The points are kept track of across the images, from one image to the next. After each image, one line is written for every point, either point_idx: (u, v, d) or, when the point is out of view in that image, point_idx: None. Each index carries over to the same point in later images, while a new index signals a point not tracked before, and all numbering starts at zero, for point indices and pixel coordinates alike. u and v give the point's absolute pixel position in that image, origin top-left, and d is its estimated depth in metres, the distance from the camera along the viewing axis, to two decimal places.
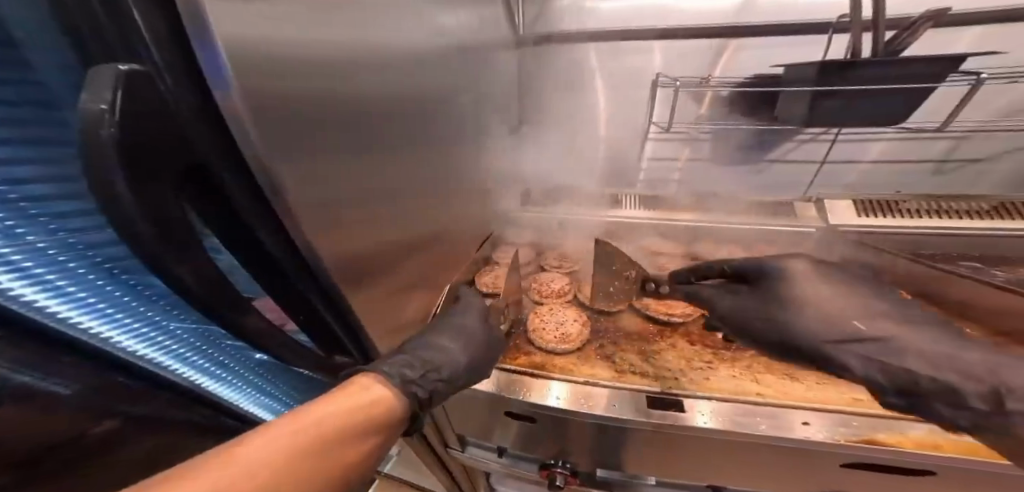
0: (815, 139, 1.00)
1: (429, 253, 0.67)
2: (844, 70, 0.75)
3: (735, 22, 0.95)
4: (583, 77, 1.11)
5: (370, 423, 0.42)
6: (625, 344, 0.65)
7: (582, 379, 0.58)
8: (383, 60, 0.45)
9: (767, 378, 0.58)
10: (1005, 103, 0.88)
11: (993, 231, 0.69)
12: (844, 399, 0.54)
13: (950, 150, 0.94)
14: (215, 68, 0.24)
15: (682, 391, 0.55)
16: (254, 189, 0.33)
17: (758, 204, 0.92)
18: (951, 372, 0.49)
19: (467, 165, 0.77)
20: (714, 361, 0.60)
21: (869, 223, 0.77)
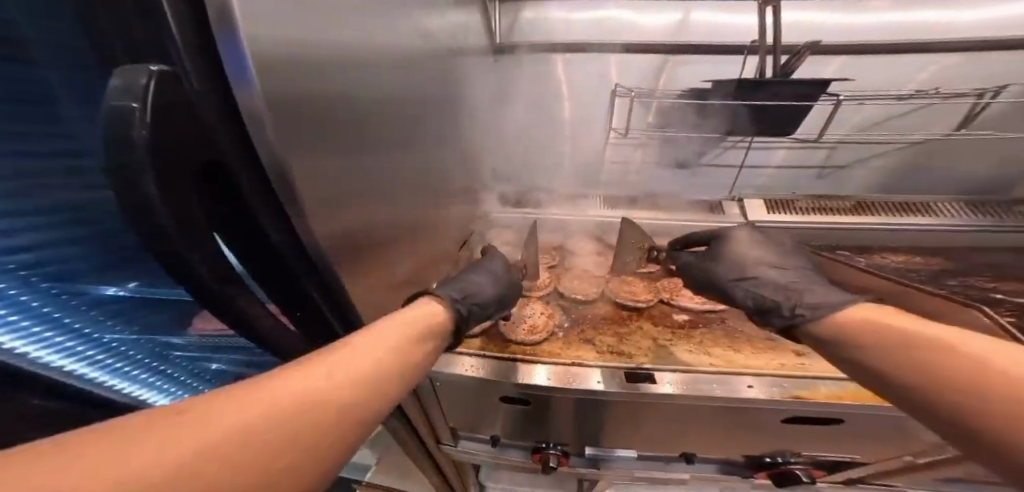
0: (733, 146, 1.19)
1: (416, 246, 0.68)
2: (755, 88, 0.90)
3: (673, 41, 1.09)
4: (549, 86, 1.20)
5: (424, 330, 0.48)
6: (601, 328, 0.72)
7: (568, 361, 0.64)
8: (375, 59, 0.47)
9: (718, 351, 0.67)
10: (858, 121, 1.15)
11: (857, 224, 0.90)
12: (771, 364, 0.64)
13: (827, 158, 1.19)
14: (239, 70, 0.28)
15: (653, 365, 0.63)
16: (262, 175, 0.36)
17: (694, 202, 1.07)
18: (784, 296, 0.61)
19: (450, 165, 0.79)
20: (675, 337, 0.70)
21: (778, 217, 0.95)
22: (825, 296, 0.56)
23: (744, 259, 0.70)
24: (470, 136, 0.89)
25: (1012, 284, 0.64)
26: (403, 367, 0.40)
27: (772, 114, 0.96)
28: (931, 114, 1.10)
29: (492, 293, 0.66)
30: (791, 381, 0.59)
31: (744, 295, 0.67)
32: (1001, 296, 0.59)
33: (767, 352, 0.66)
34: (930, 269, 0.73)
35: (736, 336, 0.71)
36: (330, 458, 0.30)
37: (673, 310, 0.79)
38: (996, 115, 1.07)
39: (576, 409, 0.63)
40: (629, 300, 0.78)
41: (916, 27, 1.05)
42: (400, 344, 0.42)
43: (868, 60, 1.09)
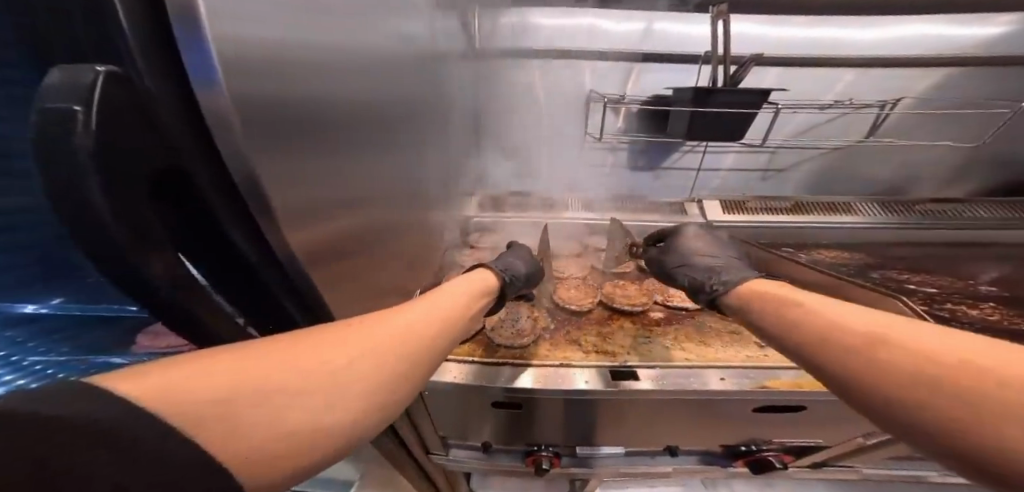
0: (692, 151, 1.29)
1: (397, 250, 0.64)
2: (708, 95, 0.92)
3: (640, 49, 1.15)
4: (526, 89, 1.23)
5: (458, 310, 0.58)
6: (584, 327, 0.75)
7: (556, 364, 0.65)
8: (370, 62, 0.43)
9: (691, 345, 0.72)
10: (795, 128, 1.27)
11: (798, 224, 1.01)
12: (740, 355, 0.69)
13: (770, 161, 1.32)
14: (203, 69, 0.22)
15: (636, 362, 0.66)
16: (230, 189, 0.29)
17: (660, 203, 1.14)
18: (705, 274, 0.72)
19: (431, 169, 0.76)
20: (652, 334, 0.74)
21: (732, 218, 1.04)
22: (739, 274, 0.67)
23: (688, 248, 0.80)
24: (449, 136, 0.86)
25: (918, 275, 0.77)
26: (410, 359, 0.44)
27: (710, 120, 0.98)
28: (851, 121, 1.25)
29: (525, 270, 0.79)
30: (757, 371, 0.64)
31: (687, 278, 0.76)
32: (913, 287, 0.71)
33: (732, 342, 0.72)
34: (857, 263, 0.84)
35: (705, 330, 0.76)
36: (346, 420, 0.34)
37: (652, 308, 0.81)
38: (899, 125, 1.26)
39: (565, 410, 0.64)
40: (613, 300, 0.80)
41: (841, 42, 1.17)
42: (412, 332, 0.46)
43: (799, 74, 1.20)
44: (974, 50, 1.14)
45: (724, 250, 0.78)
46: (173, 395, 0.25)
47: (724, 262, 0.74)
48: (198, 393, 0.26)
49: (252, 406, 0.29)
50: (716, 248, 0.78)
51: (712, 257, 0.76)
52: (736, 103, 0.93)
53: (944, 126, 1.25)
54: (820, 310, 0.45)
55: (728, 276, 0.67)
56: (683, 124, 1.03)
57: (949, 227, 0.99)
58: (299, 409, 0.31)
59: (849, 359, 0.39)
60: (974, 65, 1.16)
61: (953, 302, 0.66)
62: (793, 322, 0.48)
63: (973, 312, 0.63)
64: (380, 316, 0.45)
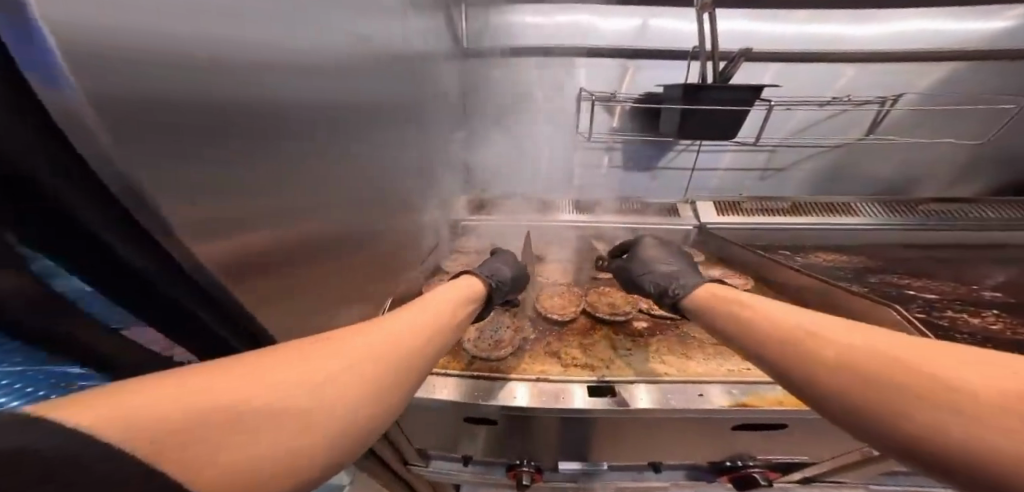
0: (687, 150, 1.26)
1: (360, 256, 0.62)
2: (697, 92, 0.89)
3: (635, 46, 1.12)
4: (516, 88, 1.22)
5: (444, 319, 0.54)
6: (563, 337, 0.70)
7: (531, 378, 0.60)
8: (308, 64, 0.42)
9: (671, 356, 0.66)
10: (794, 126, 1.23)
11: (795, 225, 0.98)
12: (725, 369, 0.63)
13: (768, 160, 1.28)
14: (32, 56, 0.16)
15: (615, 377, 0.61)
16: (98, 191, 0.24)
17: (652, 204, 1.11)
18: (667, 280, 0.73)
19: (396, 175, 0.75)
20: (634, 345, 0.68)
21: (727, 220, 1.00)
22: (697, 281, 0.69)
23: (648, 255, 0.82)
24: (414, 139, 0.85)
25: (918, 280, 0.74)
26: (400, 369, 0.40)
27: (702, 119, 0.95)
28: (851, 118, 1.21)
29: (510, 276, 0.77)
30: (739, 387, 0.59)
31: (651, 285, 0.74)
32: (912, 293, 0.67)
33: (717, 355, 0.66)
34: (855, 267, 0.81)
35: (690, 341, 0.69)
36: (330, 440, 0.30)
37: (636, 317, 0.76)
38: (902, 123, 1.21)
39: (542, 425, 0.61)
40: (594, 309, 0.75)
41: (837, 37, 1.13)
42: (399, 340, 0.42)
43: (796, 70, 1.17)
44: (979, 44, 1.10)
45: (677, 258, 0.82)
46: (117, 418, 0.20)
47: (683, 269, 0.76)
48: (154, 417, 0.21)
49: (214, 431, 0.23)
50: (672, 256, 0.82)
51: (670, 267, 0.78)
52: (728, 100, 0.90)
53: (949, 123, 1.21)
54: (808, 320, 0.43)
55: (688, 282, 0.69)
56: (673, 122, 1.00)
57: (955, 229, 0.95)
58: (269, 434, 0.26)
59: (819, 370, 0.37)
60: (979, 59, 1.12)
61: (953, 309, 0.62)
62: (772, 331, 0.45)
63: (974, 320, 0.59)
64: (360, 326, 0.41)
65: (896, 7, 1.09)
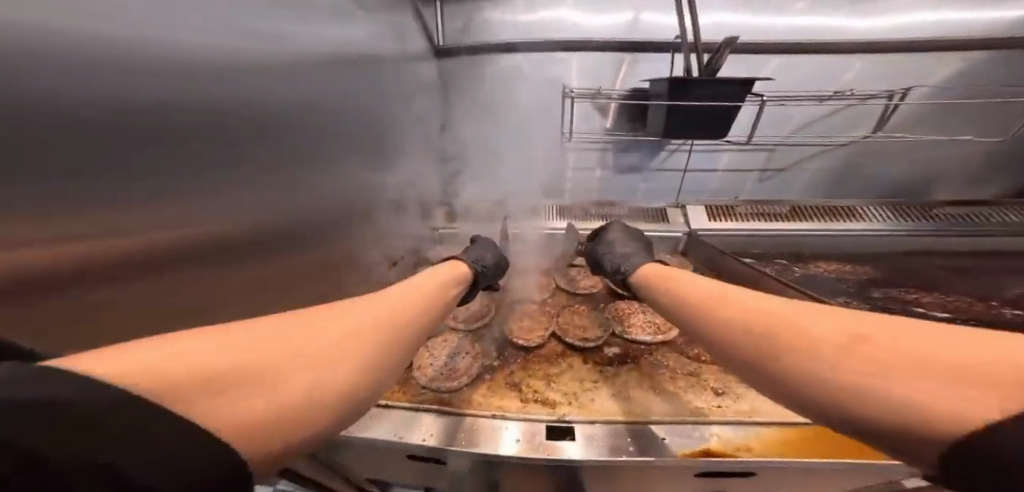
0: (679, 149, 1.19)
1: (265, 267, 0.60)
2: (684, 86, 0.83)
3: (628, 39, 1.07)
4: (501, 86, 1.17)
5: (439, 294, 0.55)
6: (528, 368, 0.63)
7: (484, 415, 0.53)
8: (184, 66, 0.41)
9: (640, 392, 0.59)
10: (796, 123, 1.15)
11: (793, 231, 0.91)
12: (695, 409, 0.55)
13: (767, 160, 1.21)
14: None
15: (578, 417, 0.53)
16: None
17: (640, 208, 1.05)
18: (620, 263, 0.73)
19: (315, 182, 0.75)
20: (604, 379, 0.61)
21: (719, 226, 0.94)
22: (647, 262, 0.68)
23: (610, 240, 0.82)
24: (348, 146, 0.84)
25: (931, 295, 0.68)
26: (403, 336, 0.40)
27: (690, 115, 0.89)
28: (857, 114, 1.13)
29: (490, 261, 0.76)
30: (702, 429, 0.51)
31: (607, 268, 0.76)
32: (921, 311, 0.63)
33: (689, 392, 0.58)
34: (857, 280, 0.74)
35: (664, 374, 0.62)
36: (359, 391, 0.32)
37: (608, 341, 0.69)
38: (912, 118, 1.13)
39: (481, 471, 0.51)
40: (568, 336, 0.68)
41: (836, 25, 1.06)
42: (395, 309, 0.42)
43: (797, 62, 1.09)
44: (992, 33, 1.02)
45: (639, 241, 0.81)
46: (153, 371, 0.20)
47: (640, 253, 0.76)
48: (202, 363, 0.22)
49: (250, 384, 0.24)
50: (633, 239, 0.81)
51: (629, 249, 0.78)
52: (718, 96, 0.83)
53: (964, 118, 1.12)
54: (745, 295, 0.40)
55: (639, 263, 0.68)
56: (660, 118, 0.94)
57: (969, 236, 0.87)
58: (301, 386, 0.27)
59: (785, 333, 0.31)
60: (996, 48, 1.04)
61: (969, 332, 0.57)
62: (711, 304, 0.42)
63: None
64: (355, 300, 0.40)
65: None
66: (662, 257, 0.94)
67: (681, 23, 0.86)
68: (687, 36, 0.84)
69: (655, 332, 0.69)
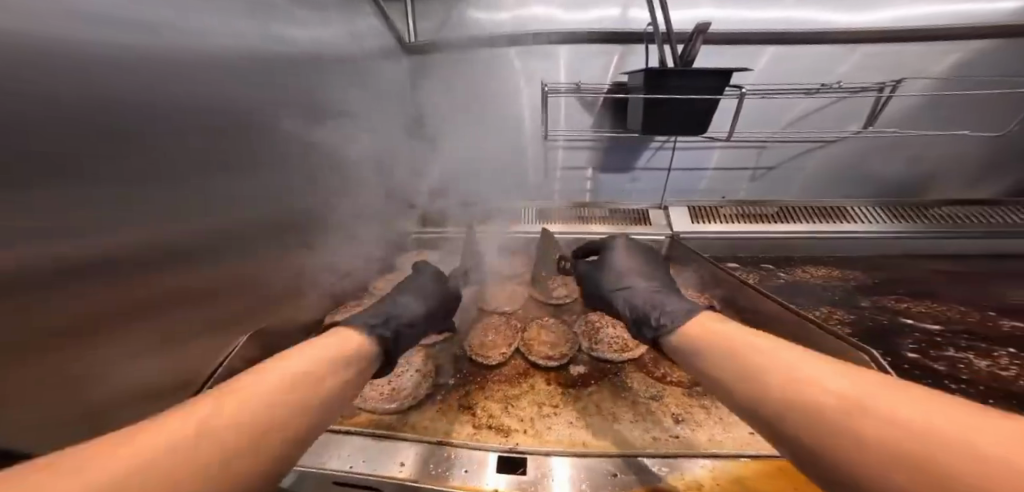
0: (664, 148, 1.15)
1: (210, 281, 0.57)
2: (662, 79, 0.79)
3: (617, 31, 1.02)
4: (482, 83, 1.12)
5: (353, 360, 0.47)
6: (485, 389, 0.59)
7: (425, 442, 0.48)
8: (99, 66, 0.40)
9: (601, 417, 0.53)
10: (784, 118, 1.10)
11: (779, 233, 0.86)
12: (655, 439, 0.49)
13: (756, 159, 1.16)
14: None
15: (528, 446, 0.48)
16: None
17: (622, 210, 1.01)
18: (647, 304, 0.61)
19: (266, 180, 0.71)
20: (563, 401, 0.56)
21: (704, 228, 0.89)
22: (678, 303, 0.58)
23: (621, 272, 0.73)
24: (303, 148, 0.81)
25: (922, 303, 0.63)
26: (310, 405, 0.38)
27: (672, 110, 0.84)
28: (848, 109, 1.08)
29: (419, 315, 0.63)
30: (659, 462, 0.44)
31: (624, 306, 0.66)
32: (909, 322, 0.58)
33: (654, 417, 0.53)
34: (845, 287, 0.69)
35: (630, 397, 0.57)
36: None
37: (575, 359, 0.65)
38: (910, 112, 1.08)
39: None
40: (531, 354, 0.65)
41: (820, 15, 1.02)
42: (301, 376, 0.40)
43: (791, 53, 1.04)
44: (986, 22, 0.98)
45: (656, 273, 0.73)
46: None
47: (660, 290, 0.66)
48: None
49: None
50: (648, 271, 0.73)
51: (644, 283, 0.68)
52: (696, 88, 0.79)
53: (961, 112, 1.07)
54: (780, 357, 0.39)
55: (667, 306, 0.58)
56: (639, 114, 0.90)
57: (966, 237, 0.82)
58: None
59: (789, 392, 0.35)
60: (997, 37, 0.98)
61: (958, 348, 0.52)
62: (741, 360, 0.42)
63: (982, 364, 0.49)
64: (241, 378, 0.37)
65: None
66: None
67: (655, 13, 0.81)
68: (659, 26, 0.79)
69: (621, 350, 0.65)
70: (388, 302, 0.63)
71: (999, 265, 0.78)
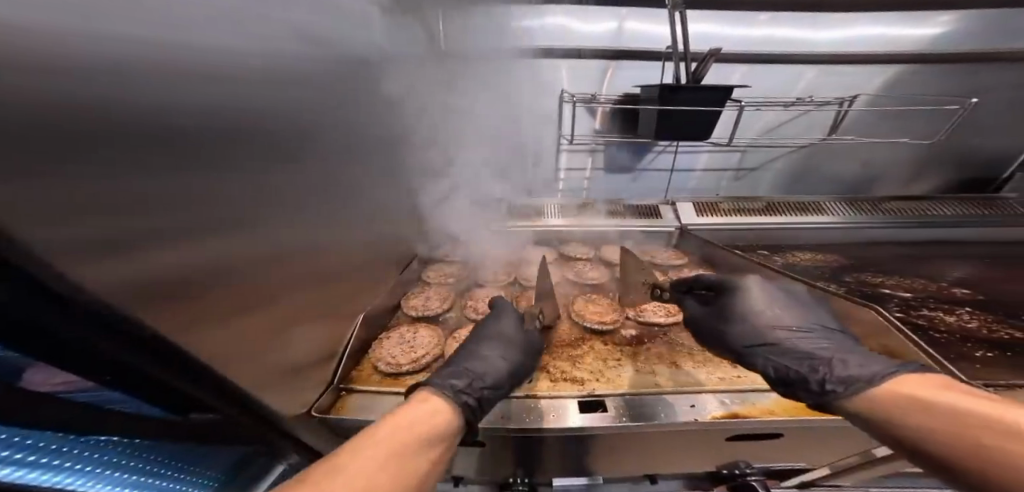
0: (665, 151, 1.27)
1: (315, 265, 0.60)
2: (672, 92, 0.90)
3: (616, 47, 1.12)
4: (499, 85, 1.16)
5: (451, 422, 0.43)
6: (551, 351, 0.69)
7: (520, 395, 0.58)
8: (221, 75, 0.42)
9: (659, 368, 0.65)
10: (764, 126, 1.26)
11: (770, 224, 1.00)
12: (711, 381, 0.62)
13: (740, 161, 1.31)
14: None
15: (604, 391, 0.58)
16: None
17: (635, 206, 1.11)
18: (808, 365, 0.52)
19: (341, 175, 0.72)
20: (624, 358, 0.67)
21: (706, 221, 1.01)
22: (862, 367, 0.47)
23: (759, 320, 0.60)
24: (363, 148, 0.82)
25: (894, 278, 0.78)
26: (440, 445, 0.39)
27: (677, 119, 0.95)
28: (816, 118, 1.25)
29: (508, 369, 0.55)
30: (720, 395, 0.57)
31: (764, 363, 0.57)
32: (887, 292, 0.73)
33: (704, 367, 0.65)
34: (831, 267, 0.83)
35: (677, 351, 0.69)
36: None
37: (623, 325, 0.76)
38: (857, 123, 1.27)
39: (510, 446, 0.55)
40: (584, 321, 0.75)
41: (791, 38, 1.18)
42: (423, 423, 0.40)
43: (770, 69, 1.20)
44: (917, 49, 1.18)
45: (812, 319, 0.59)
46: None
47: (824, 344, 0.54)
48: None
49: None
50: (798, 316, 0.60)
51: (801, 338, 0.57)
52: (704, 99, 0.90)
53: (901, 124, 1.28)
54: (939, 395, 0.38)
55: (843, 370, 0.48)
56: (651, 121, 0.99)
57: (916, 226, 1.00)
58: None
59: (877, 392, 0.43)
60: (925, 62, 1.19)
61: (930, 307, 0.68)
62: (904, 410, 0.40)
63: (951, 319, 0.65)
64: (374, 426, 0.38)
65: (844, 12, 1.15)
66: (658, 252, 1.00)
67: (672, 30, 0.90)
68: (676, 43, 0.88)
69: (666, 314, 0.77)
70: (466, 356, 0.56)
71: (940, 249, 0.97)
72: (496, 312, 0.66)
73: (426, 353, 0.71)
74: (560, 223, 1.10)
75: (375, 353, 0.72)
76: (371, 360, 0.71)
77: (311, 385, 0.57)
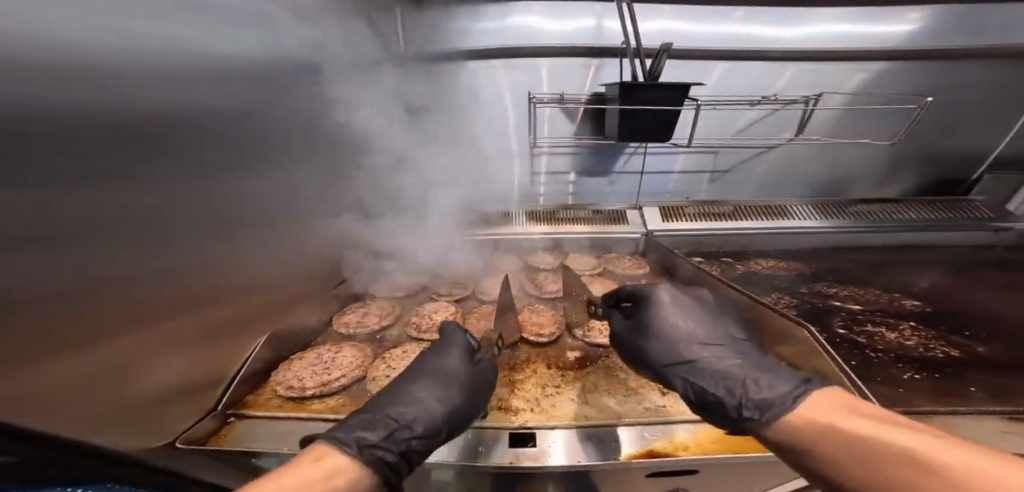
0: (637, 153, 1.25)
1: (201, 282, 0.55)
2: (632, 90, 0.88)
3: (591, 45, 1.10)
4: (465, 85, 1.13)
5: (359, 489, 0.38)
6: None
7: None
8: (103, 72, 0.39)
9: (594, 396, 0.63)
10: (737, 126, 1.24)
11: (735, 231, 0.98)
12: (644, 411, 0.60)
13: (714, 163, 1.29)
14: None
15: (537, 423, 0.57)
16: None
17: (605, 211, 1.09)
18: (724, 389, 0.49)
19: (263, 188, 0.71)
20: (561, 385, 0.66)
21: (672, 226, 1.00)
22: (771, 389, 0.45)
23: (676, 336, 0.58)
24: (295, 155, 0.80)
25: (848, 288, 0.79)
26: None
27: (642, 119, 0.93)
28: (786, 117, 1.23)
29: (444, 413, 0.50)
30: (653, 429, 0.55)
31: (683, 385, 0.54)
32: (838, 304, 0.73)
33: (641, 394, 0.64)
34: (788, 277, 0.82)
35: (614, 377, 0.68)
36: None
37: (571, 344, 0.76)
38: (831, 123, 1.26)
39: (439, 475, 0.54)
40: (529, 335, 0.76)
41: (761, 37, 1.16)
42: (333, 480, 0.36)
43: (741, 67, 1.18)
44: (887, 45, 1.16)
45: (724, 332, 0.57)
46: None
47: (736, 361, 0.53)
48: None
49: None
50: (714, 330, 0.58)
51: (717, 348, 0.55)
52: (662, 99, 0.89)
53: (875, 124, 1.27)
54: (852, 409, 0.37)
55: (756, 393, 0.45)
56: (616, 121, 0.97)
57: (879, 233, 0.99)
58: None
59: (785, 419, 0.40)
60: (894, 59, 1.18)
61: (874, 322, 0.68)
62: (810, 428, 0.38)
63: (892, 336, 0.64)
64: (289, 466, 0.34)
65: (812, 8, 1.13)
66: (623, 260, 0.99)
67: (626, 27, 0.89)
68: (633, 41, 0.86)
69: None
70: (397, 397, 0.51)
71: (902, 256, 0.96)
72: (445, 342, 0.61)
73: (340, 376, 0.69)
74: (531, 230, 1.08)
75: (279, 375, 0.70)
76: (274, 383, 0.68)
77: (184, 416, 0.52)
